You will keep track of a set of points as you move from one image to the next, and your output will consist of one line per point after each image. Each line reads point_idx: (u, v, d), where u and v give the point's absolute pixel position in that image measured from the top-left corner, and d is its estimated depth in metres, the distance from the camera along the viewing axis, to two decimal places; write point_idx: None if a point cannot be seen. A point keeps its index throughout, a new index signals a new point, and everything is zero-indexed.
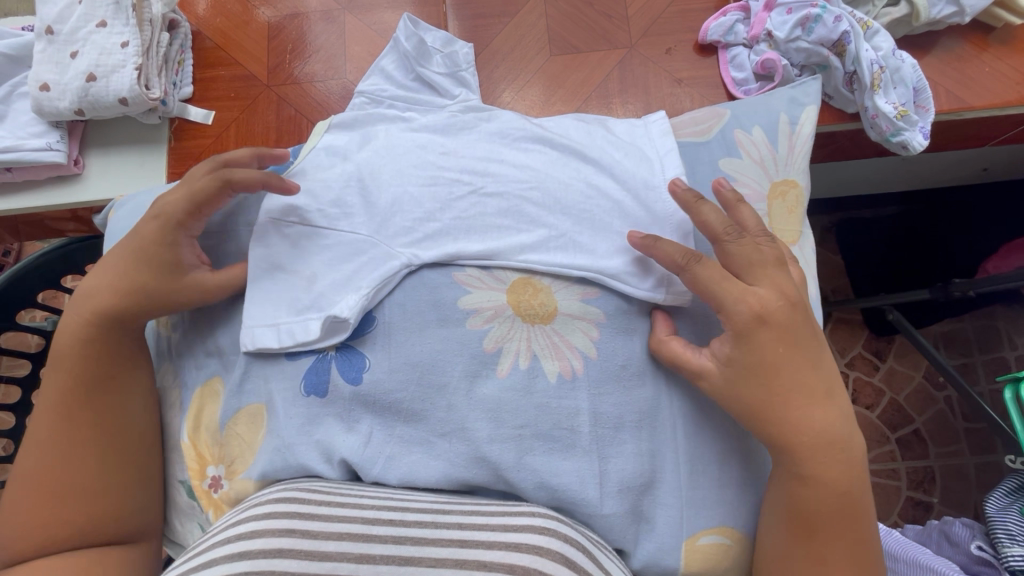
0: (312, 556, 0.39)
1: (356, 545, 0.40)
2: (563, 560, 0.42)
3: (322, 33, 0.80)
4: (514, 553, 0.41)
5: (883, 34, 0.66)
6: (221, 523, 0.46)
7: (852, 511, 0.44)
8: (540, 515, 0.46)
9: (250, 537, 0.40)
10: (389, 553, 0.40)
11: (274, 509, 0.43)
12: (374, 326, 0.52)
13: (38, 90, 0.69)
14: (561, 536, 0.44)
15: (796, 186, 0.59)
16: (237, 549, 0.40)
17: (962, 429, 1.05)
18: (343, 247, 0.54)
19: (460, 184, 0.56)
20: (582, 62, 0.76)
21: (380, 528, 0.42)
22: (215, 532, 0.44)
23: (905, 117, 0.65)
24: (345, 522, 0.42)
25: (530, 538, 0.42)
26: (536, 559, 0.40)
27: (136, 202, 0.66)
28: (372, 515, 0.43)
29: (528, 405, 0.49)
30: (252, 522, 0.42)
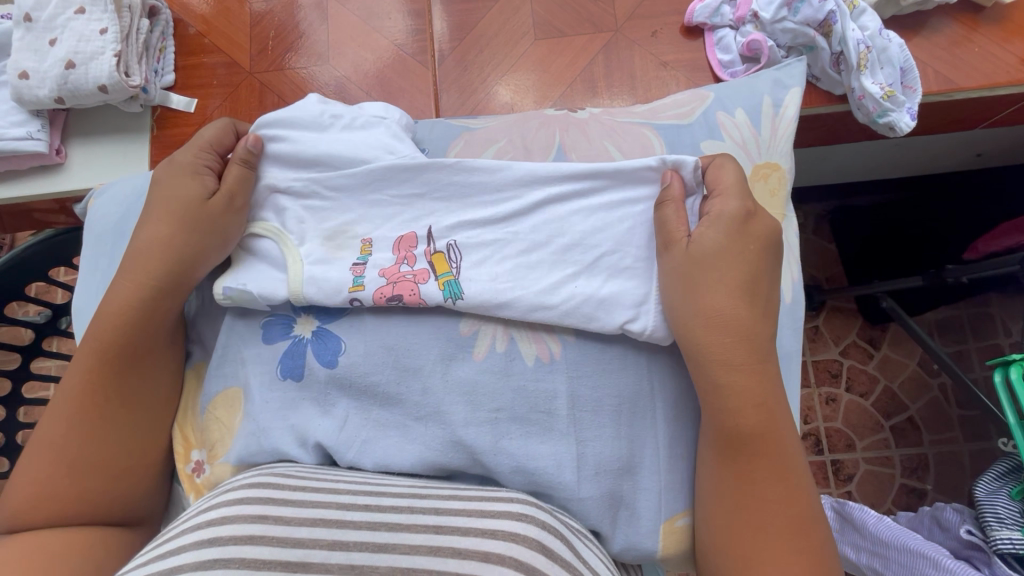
0: (284, 544, 0.39)
1: (329, 532, 0.40)
2: (541, 548, 0.41)
3: (306, 19, 0.80)
4: (490, 540, 0.40)
5: (869, 13, 0.65)
6: (196, 506, 0.46)
7: (776, 437, 0.44)
8: (518, 500, 0.46)
9: (221, 523, 0.40)
10: (363, 540, 0.40)
11: (245, 496, 0.43)
12: (343, 313, 0.52)
13: (16, 78, 0.68)
14: (538, 523, 0.43)
15: (778, 169, 0.58)
16: (208, 536, 0.39)
17: (955, 415, 1.05)
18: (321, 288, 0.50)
19: (410, 380, 0.49)
20: (567, 47, 0.75)
21: (355, 514, 0.42)
22: (185, 518, 0.43)
23: (891, 98, 0.64)
24: (318, 509, 0.42)
25: (507, 525, 0.42)
26: (512, 548, 0.39)
27: (116, 188, 0.66)
28: (347, 501, 0.44)
29: (507, 387, 0.49)
30: (224, 508, 0.42)
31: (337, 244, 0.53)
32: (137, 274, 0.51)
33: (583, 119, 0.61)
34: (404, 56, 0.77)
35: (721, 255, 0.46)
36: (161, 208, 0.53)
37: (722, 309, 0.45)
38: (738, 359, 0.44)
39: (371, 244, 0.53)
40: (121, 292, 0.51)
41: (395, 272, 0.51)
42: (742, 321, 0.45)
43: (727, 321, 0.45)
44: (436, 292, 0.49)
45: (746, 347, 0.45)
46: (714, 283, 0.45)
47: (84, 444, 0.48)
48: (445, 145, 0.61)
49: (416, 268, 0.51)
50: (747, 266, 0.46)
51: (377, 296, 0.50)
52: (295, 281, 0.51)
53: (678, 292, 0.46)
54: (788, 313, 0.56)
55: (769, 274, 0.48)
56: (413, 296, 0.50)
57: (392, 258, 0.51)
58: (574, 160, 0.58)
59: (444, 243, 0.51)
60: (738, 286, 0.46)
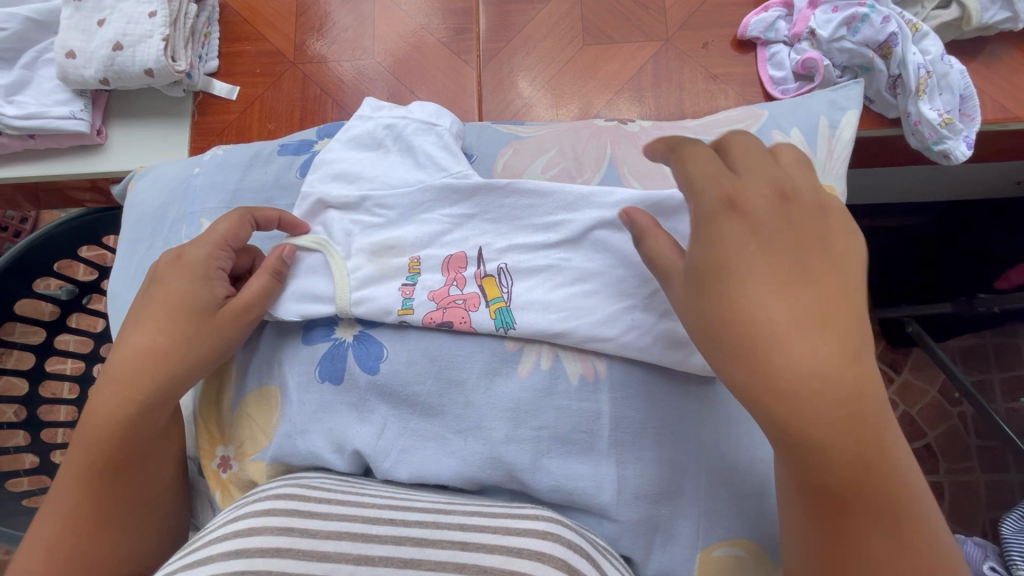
0: (309, 557, 0.39)
1: (353, 546, 0.40)
2: (566, 568, 0.40)
3: (351, 12, 0.79)
4: (516, 557, 0.39)
5: (932, 37, 0.63)
6: (222, 517, 0.46)
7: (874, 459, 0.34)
8: (545, 518, 0.45)
9: (247, 535, 0.40)
10: (388, 555, 0.39)
11: (272, 507, 0.43)
12: (381, 321, 0.51)
13: (63, 57, 0.68)
14: (565, 543, 0.42)
15: (832, 193, 0.57)
16: (234, 548, 0.39)
17: (974, 445, 1.03)
18: (369, 302, 0.51)
19: (455, 391, 0.49)
20: (615, 54, 0.74)
21: (380, 529, 0.42)
22: (215, 527, 0.44)
23: (949, 126, 0.63)
24: (344, 522, 0.42)
25: (534, 543, 0.41)
26: (538, 567, 0.39)
27: (156, 173, 0.66)
28: (372, 515, 0.44)
29: (550, 405, 0.49)
30: (251, 519, 0.42)
31: (384, 262, 0.52)
32: (125, 386, 0.46)
33: (633, 131, 0.60)
34: (449, 54, 0.77)
35: (764, 261, 0.37)
36: (152, 314, 0.48)
37: (787, 323, 0.35)
38: (826, 394, 0.34)
39: (419, 262, 0.52)
40: (110, 403, 0.45)
41: (445, 295, 0.51)
42: (783, 332, 0.35)
43: (766, 340, 0.35)
44: (487, 320, 0.50)
45: (831, 373, 0.34)
46: (765, 291, 0.36)
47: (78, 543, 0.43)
48: (493, 152, 0.60)
49: (467, 291, 0.51)
50: (775, 259, 0.37)
51: (427, 320, 0.50)
52: (342, 299, 0.51)
53: (704, 323, 0.38)
54: None
55: (805, 251, 0.37)
56: (464, 323, 0.50)
57: (442, 279, 0.51)
58: (627, 174, 0.57)
59: (496, 266, 0.51)
60: (773, 287, 0.36)
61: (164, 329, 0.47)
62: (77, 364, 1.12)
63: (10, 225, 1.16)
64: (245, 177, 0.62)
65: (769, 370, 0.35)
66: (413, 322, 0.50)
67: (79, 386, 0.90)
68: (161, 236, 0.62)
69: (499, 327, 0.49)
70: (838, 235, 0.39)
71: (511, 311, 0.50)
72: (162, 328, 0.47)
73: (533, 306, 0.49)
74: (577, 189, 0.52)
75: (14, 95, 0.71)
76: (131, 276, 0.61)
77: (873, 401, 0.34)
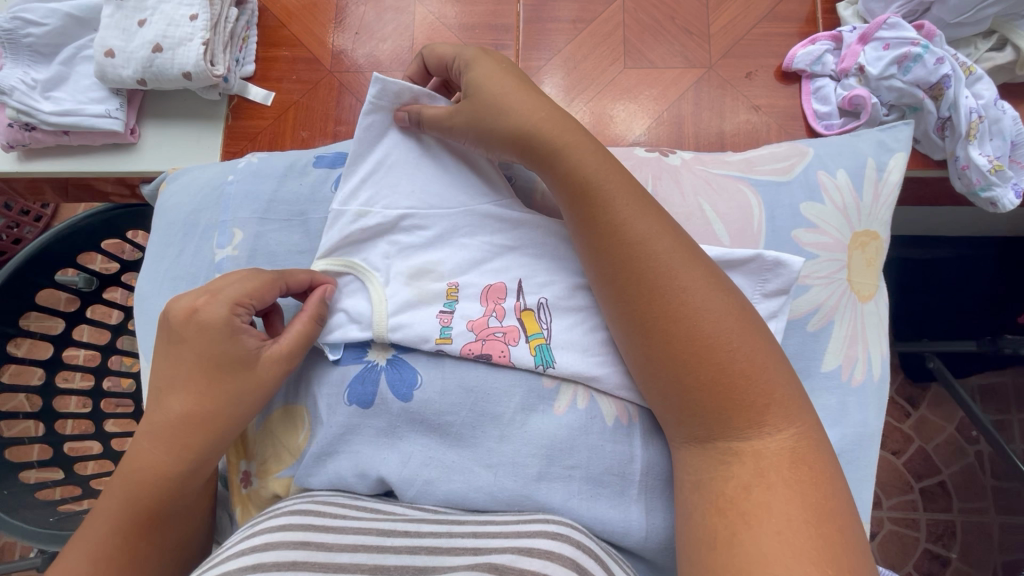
0: (325, 569, 0.38)
1: (369, 557, 0.40)
2: (574, 567, 0.39)
3: (391, 22, 0.79)
4: (526, 557, 0.39)
5: (986, 81, 0.62)
6: (238, 534, 0.44)
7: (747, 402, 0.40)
8: (555, 521, 0.45)
9: (263, 549, 0.39)
10: (403, 564, 0.39)
11: (288, 523, 0.42)
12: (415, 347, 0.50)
13: (102, 55, 0.68)
14: (574, 543, 0.42)
15: (876, 238, 0.56)
16: (251, 561, 0.38)
17: (989, 485, 1.00)
18: (409, 329, 0.50)
19: (489, 426, 0.48)
20: (656, 79, 0.74)
21: (394, 540, 0.42)
22: (231, 543, 0.42)
23: (999, 172, 0.61)
24: (359, 536, 0.42)
25: (544, 543, 0.41)
26: (547, 565, 0.38)
27: (189, 177, 0.65)
28: (386, 528, 0.43)
29: (584, 444, 0.48)
30: (267, 534, 0.41)
31: (422, 286, 0.51)
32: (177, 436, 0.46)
33: (675, 164, 0.59)
34: None
35: (596, 153, 0.48)
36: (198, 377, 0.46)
37: (611, 195, 0.46)
38: (642, 247, 0.44)
39: (458, 288, 0.51)
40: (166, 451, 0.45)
41: (484, 326, 0.50)
42: (660, 301, 0.43)
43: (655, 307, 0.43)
44: (527, 356, 0.49)
45: (650, 234, 0.44)
46: (598, 174, 0.47)
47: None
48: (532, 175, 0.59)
49: (506, 324, 0.50)
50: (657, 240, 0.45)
51: (465, 351, 0.49)
52: (379, 324, 0.50)
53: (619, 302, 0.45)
54: (874, 392, 0.53)
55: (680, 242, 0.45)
56: (503, 357, 0.49)
57: (480, 309, 0.51)
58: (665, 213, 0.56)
59: (536, 299, 0.51)
60: (647, 259, 0.44)
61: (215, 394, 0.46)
62: (91, 354, 1.12)
63: (33, 210, 1.17)
64: (279, 188, 0.62)
65: (601, 233, 0.45)
66: (450, 352, 0.50)
67: (93, 379, 0.90)
68: (192, 243, 0.61)
69: (539, 364, 0.49)
70: (501, 121, 0.49)
71: (552, 350, 0.49)
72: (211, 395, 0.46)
73: (573, 347, 0.49)
74: None
75: (50, 91, 0.70)
76: (159, 281, 0.61)
77: (691, 259, 0.44)
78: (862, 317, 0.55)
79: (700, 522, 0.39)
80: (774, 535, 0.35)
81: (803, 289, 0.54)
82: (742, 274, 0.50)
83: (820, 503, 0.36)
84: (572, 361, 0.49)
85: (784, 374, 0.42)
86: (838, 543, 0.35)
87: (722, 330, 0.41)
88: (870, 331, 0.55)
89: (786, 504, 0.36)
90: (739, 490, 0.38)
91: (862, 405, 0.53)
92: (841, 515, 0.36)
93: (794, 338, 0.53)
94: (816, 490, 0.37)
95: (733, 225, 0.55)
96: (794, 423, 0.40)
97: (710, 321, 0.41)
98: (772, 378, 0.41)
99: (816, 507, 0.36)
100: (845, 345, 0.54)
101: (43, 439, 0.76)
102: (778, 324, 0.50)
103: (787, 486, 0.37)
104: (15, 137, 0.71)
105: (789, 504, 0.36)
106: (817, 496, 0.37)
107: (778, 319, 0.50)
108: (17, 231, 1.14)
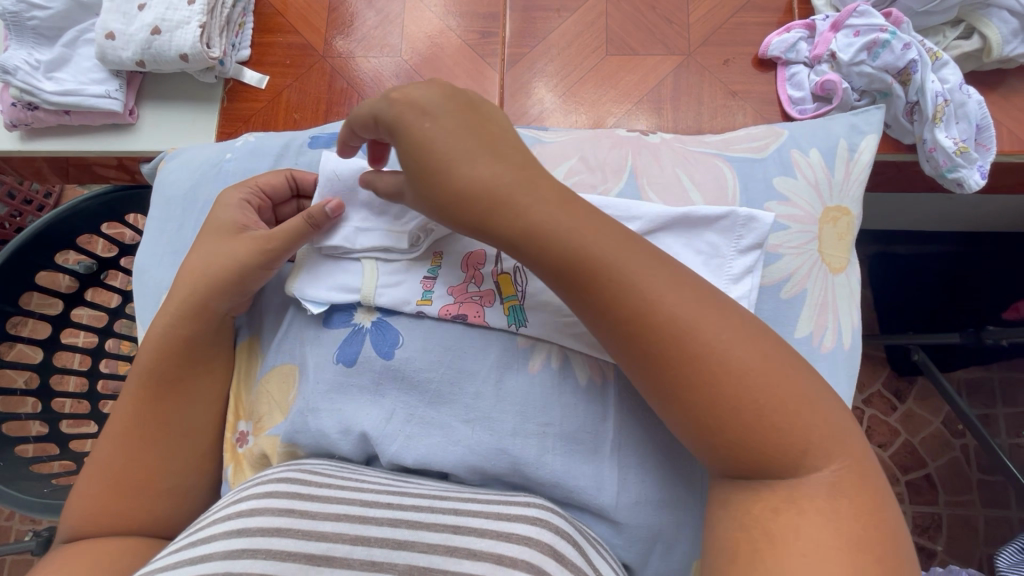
0: (307, 537, 0.40)
1: (351, 528, 0.41)
2: (552, 552, 0.41)
3: (383, 9, 0.81)
4: (504, 542, 0.40)
5: (951, 66, 0.64)
6: (230, 496, 0.46)
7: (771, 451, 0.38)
8: (537, 505, 0.46)
9: (249, 515, 0.41)
10: (383, 536, 0.41)
11: (274, 490, 0.44)
12: (395, 313, 0.53)
13: (103, 38, 0.71)
14: (553, 528, 0.43)
15: (848, 214, 0.58)
16: (237, 526, 0.40)
17: (975, 478, 1.01)
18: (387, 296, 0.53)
19: (466, 383, 0.51)
20: (636, 66, 0.76)
21: (377, 511, 0.43)
22: (221, 506, 0.44)
23: (964, 154, 0.63)
24: (343, 506, 0.43)
25: (522, 529, 0.42)
26: (523, 551, 0.40)
27: (185, 155, 0.68)
28: (371, 499, 0.45)
29: (557, 401, 0.50)
30: (254, 502, 0.43)
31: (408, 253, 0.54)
32: (167, 338, 0.52)
33: (654, 142, 0.62)
34: (474, 55, 0.79)
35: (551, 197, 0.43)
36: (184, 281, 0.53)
37: (600, 251, 0.41)
38: (652, 308, 0.40)
39: (440, 256, 0.54)
40: (160, 351, 0.51)
41: (462, 291, 0.52)
42: (683, 353, 0.40)
43: (670, 362, 0.40)
44: (501, 317, 0.51)
45: (656, 292, 0.41)
46: (590, 234, 0.42)
47: (132, 469, 0.50)
48: None
49: (483, 288, 0.52)
50: (659, 285, 0.41)
51: (443, 312, 0.52)
52: (368, 290, 0.53)
53: (639, 355, 0.41)
54: (843, 360, 0.55)
55: (700, 296, 0.42)
56: (478, 318, 0.52)
57: (460, 276, 0.53)
58: (644, 185, 0.58)
59: (511, 263, 0.52)
60: (653, 308, 0.40)
61: (198, 283, 0.52)
62: (90, 338, 1.14)
63: (35, 199, 1.19)
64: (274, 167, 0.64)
65: (599, 291, 0.41)
66: (429, 313, 0.52)
67: (92, 361, 0.91)
68: (191, 218, 0.64)
69: (510, 324, 0.51)
70: (460, 181, 0.43)
71: (524, 311, 0.52)
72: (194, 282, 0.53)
73: (546, 309, 0.51)
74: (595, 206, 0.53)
75: (52, 72, 0.73)
76: (158, 253, 0.64)
77: (712, 322, 0.40)
78: (834, 288, 0.57)
79: (725, 536, 0.39)
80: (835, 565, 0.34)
81: (774, 257, 0.56)
82: (716, 233, 0.52)
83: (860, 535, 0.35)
84: (543, 322, 0.51)
85: (823, 413, 0.39)
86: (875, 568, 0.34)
87: (753, 390, 0.39)
88: (841, 301, 0.57)
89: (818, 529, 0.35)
90: (768, 515, 0.37)
91: (829, 371, 0.55)
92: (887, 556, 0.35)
93: (765, 305, 0.55)
94: (864, 514, 0.36)
95: (708, 193, 0.57)
96: (835, 462, 0.38)
97: (736, 385, 0.39)
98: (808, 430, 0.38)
99: (857, 537, 0.35)
100: (816, 313, 0.56)
101: (39, 414, 0.78)
102: (755, 280, 0.51)
103: (824, 515, 0.36)
104: (18, 117, 0.74)
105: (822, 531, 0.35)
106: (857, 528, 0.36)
107: (754, 274, 0.51)
108: (19, 219, 1.16)
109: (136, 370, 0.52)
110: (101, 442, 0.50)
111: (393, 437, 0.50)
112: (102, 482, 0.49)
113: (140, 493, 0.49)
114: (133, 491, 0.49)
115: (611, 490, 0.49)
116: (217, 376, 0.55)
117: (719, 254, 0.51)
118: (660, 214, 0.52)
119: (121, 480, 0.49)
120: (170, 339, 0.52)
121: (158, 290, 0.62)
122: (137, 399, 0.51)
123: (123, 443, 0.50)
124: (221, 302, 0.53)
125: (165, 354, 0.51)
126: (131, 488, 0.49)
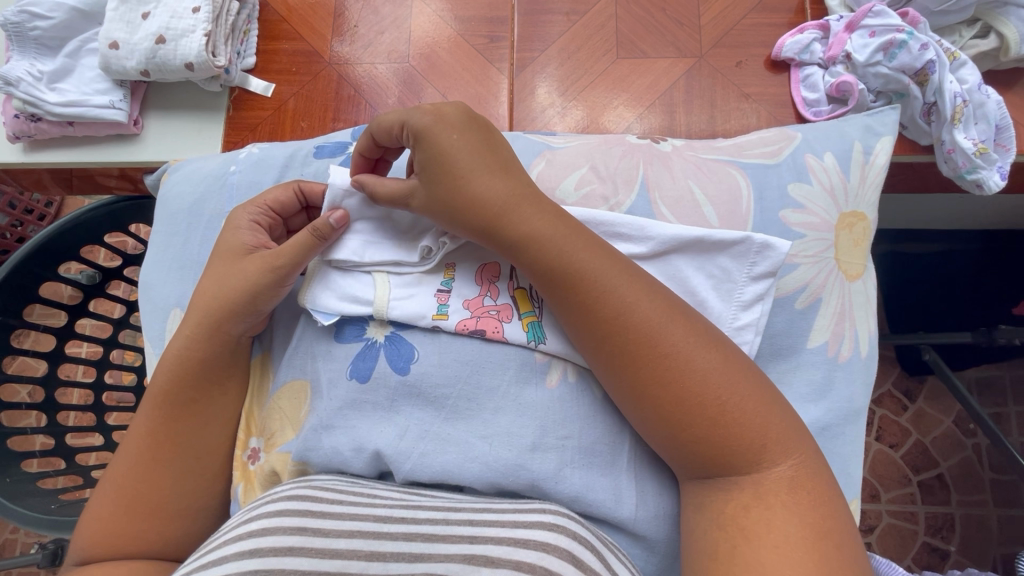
0: (321, 554, 0.38)
1: (365, 543, 0.40)
2: (571, 558, 0.39)
3: (390, 14, 0.80)
4: (522, 549, 0.39)
5: (970, 66, 0.63)
6: (239, 514, 0.45)
7: (739, 446, 0.40)
8: (551, 512, 0.45)
9: (261, 534, 0.39)
10: (399, 551, 0.40)
11: (285, 507, 0.43)
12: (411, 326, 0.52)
13: (107, 47, 0.69)
14: (570, 534, 0.42)
15: (864, 219, 0.57)
16: (249, 546, 0.38)
17: (987, 478, 1.00)
18: (400, 307, 0.51)
19: (481, 397, 0.50)
20: (648, 69, 0.75)
21: (391, 526, 0.42)
22: (230, 527, 0.42)
23: (984, 155, 0.62)
24: (355, 521, 0.42)
25: (539, 535, 0.41)
26: (543, 557, 0.38)
27: (189, 168, 0.67)
28: (383, 514, 0.43)
29: (576, 415, 0.49)
30: (264, 519, 0.41)
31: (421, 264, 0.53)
32: (181, 357, 0.51)
33: (665, 151, 0.61)
34: (482, 60, 0.78)
35: (549, 213, 0.46)
36: (199, 300, 0.53)
37: (583, 263, 0.44)
38: (621, 315, 0.43)
39: (454, 268, 0.53)
40: (174, 369, 0.51)
41: (478, 305, 0.52)
42: (656, 358, 0.42)
43: (645, 366, 0.43)
44: (519, 333, 0.51)
45: (624, 299, 0.43)
46: (574, 245, 0.45)
47: (143, 492, 0.49)
48: (526, 160, 0.61)
49: (499, 302, 0.52)
50: (631, 293, 0.44)
51: (460, 327, 0.51)
52: (380, 301, 0.51)
53: (615, 362, 0.44)
54: (861, 370, 0.55)
55: (670, 303, 0.45)
56: (496, 333, 0.51)
57: (476, 290, 0.52)
58: (656, 199, 0.57)
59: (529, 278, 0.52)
60: (623, 314, 0.43)
61: (212, 296, 0.52)
62: (93, 348, 1.13)
63: (36, 209, 1.18)
64: (282, 177, 0.63)
65: (573, 299, 0.44)
66: (446, 328, 0.51)
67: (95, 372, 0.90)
68: (199, 231, 0.63)
69: (530, 341, 0.50)
70: (462, 202, 0.46)
71: (543, 327, 0.51)
72: (208, 298, 0.52)
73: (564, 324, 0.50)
74: (608, 223, 0.52)
75: (55, 83, 0.72)
76: (166, 266, 0.63)
77: (676, 326, 0.43)
78: (851, 295, 0.56)
79: (702, 537, 0.41)
80: (797, 553, 0.37)
81: (790, 268, 0.55)
82: (729, 258, 0.50)
83: (819, 523, 0.38)
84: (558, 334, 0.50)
85: (779, 410, 0.42)
86: (836, 556, 0.37)
87: (722, 389, 0.41)
88: (858, 310, 0.56)
89: (785, 522, 0.38)
90: (734, 508, 0.40)
91: (850, 380, 0.54)
92: (843, 543, 0.38)
93: (779, 318, 0.54)
94: (818, 502, 0.39)
95: (724, 205, 0.56)
96: (792, 454, 0.41)
97: (703, 384, 0.41)
98: (766, 421, 0.41)
99: (814, 525, 0.38)
100: (833, 322, 0.55)
101: (43, 429, 0.76)
102: (765, 308, 0.50)
103: (786, 506, 0.39)
104: (21, 128, 0.73)
105: (787, 522, 0.38)
106: (816, 516, 0.38)
107: (764, 302, 0.50)
108: (20, 229, 1.15)
109: (152, 388, 0.51)
110: (114, 461, 0.50)
111: (408, 453, 0.49)
112: (110, 503, 0.48)
113: (149, 515, 0.48)
114: (142, 515, 0.48)
115: (626, 503, 0.48)
116: (231, 395, 0.54)
117: (730, 280, 0.50)
118: (674, 235, 0.51)
119: (130, 503, 0.48)
120: (183, 358, 0.51)
121: (166, 305, 0.61)
122: (150, 419, 0.50)
123: (134, 464, 0.49)
124: (234, 320, 0.52)
125: (180, 372, 0.51)
126: (140, 511, 0.48)
